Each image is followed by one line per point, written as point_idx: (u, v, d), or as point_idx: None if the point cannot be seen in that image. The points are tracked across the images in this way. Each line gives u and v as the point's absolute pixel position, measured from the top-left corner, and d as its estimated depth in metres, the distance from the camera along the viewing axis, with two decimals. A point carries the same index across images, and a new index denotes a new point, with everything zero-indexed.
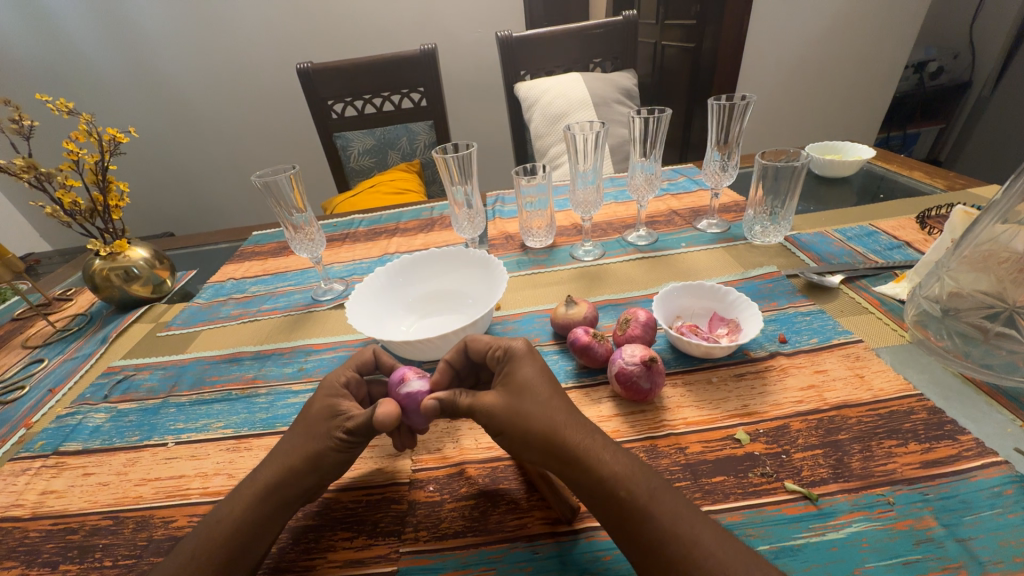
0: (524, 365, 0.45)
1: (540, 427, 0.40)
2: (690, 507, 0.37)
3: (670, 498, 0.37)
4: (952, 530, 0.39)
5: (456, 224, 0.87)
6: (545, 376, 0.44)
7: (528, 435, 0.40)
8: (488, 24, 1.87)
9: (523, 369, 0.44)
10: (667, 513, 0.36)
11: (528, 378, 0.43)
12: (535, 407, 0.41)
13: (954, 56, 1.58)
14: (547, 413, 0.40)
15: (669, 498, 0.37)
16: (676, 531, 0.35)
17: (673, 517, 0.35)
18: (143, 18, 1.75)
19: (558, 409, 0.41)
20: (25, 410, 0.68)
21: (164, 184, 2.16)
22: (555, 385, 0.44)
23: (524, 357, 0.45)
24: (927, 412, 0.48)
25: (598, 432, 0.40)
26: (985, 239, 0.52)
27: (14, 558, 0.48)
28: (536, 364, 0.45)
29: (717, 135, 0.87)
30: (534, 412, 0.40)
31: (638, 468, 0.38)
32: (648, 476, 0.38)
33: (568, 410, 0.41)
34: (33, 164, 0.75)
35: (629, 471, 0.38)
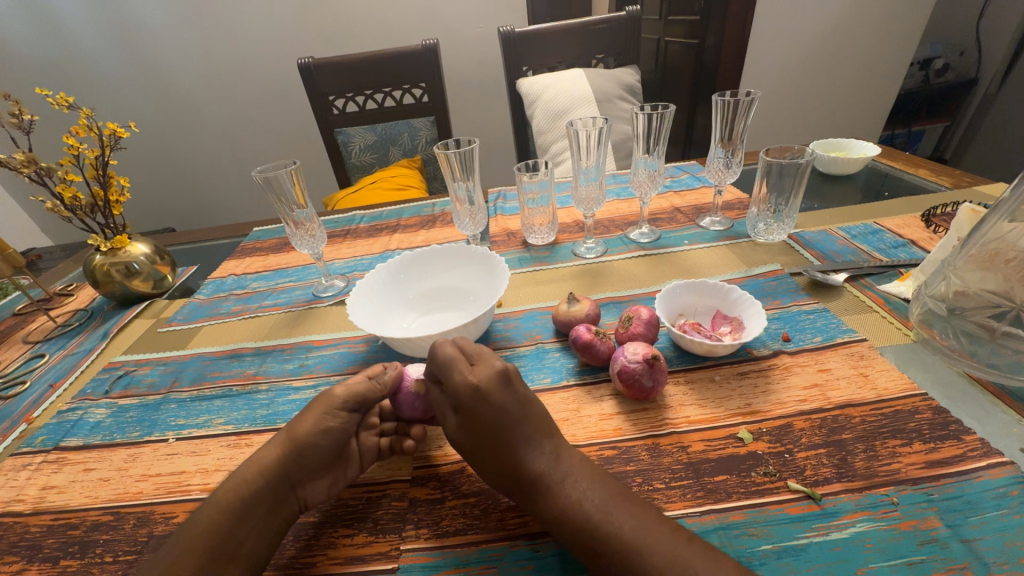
0: (473, 405, 0.44)
1: (492, 467, 0.43)
2: (648, 530, 0.38)
3: (619, 525, 0.38)
4: (957, 531, 0.38)
5: (458, 221, 0.86)
6: (496, 414, 0.43)
7: (487, 473, 0.44)
8: (490, 20, 1.86)
9: (472, 409, 0.44)
10: (615, 544, 0.37)
11: (482, 419, 0.43)
12: (487, 449, 0.43)
13: (961, 52, 1.57)
14: (498, 453, 0.42)
15: (616, 526, 0.38)
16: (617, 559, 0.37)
17: (620, 546, 0.37)
18: (143, 11, 1.74)
19: (508, 447, 0.42)
20: (26, 404, 0.68)
21: (164, 179, 2.15)
22: (515, 417, 0.43)
23: (472, 398, 0.44)
24: (932, 411, 0.48)
25: (552, 465, 0.42)
26: (993, 237, 0.51)
27: (15, 553, 0.48)
28: (488, 403, 0.43)
29: (721, 132, 0.87)
30: (486, 454, 0.43)
31: (588, 499, 0.39)
32: (596, 508, 0.39)
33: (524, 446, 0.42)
34: (33, 158, 0.74)
35: (574, 506, 0.39)
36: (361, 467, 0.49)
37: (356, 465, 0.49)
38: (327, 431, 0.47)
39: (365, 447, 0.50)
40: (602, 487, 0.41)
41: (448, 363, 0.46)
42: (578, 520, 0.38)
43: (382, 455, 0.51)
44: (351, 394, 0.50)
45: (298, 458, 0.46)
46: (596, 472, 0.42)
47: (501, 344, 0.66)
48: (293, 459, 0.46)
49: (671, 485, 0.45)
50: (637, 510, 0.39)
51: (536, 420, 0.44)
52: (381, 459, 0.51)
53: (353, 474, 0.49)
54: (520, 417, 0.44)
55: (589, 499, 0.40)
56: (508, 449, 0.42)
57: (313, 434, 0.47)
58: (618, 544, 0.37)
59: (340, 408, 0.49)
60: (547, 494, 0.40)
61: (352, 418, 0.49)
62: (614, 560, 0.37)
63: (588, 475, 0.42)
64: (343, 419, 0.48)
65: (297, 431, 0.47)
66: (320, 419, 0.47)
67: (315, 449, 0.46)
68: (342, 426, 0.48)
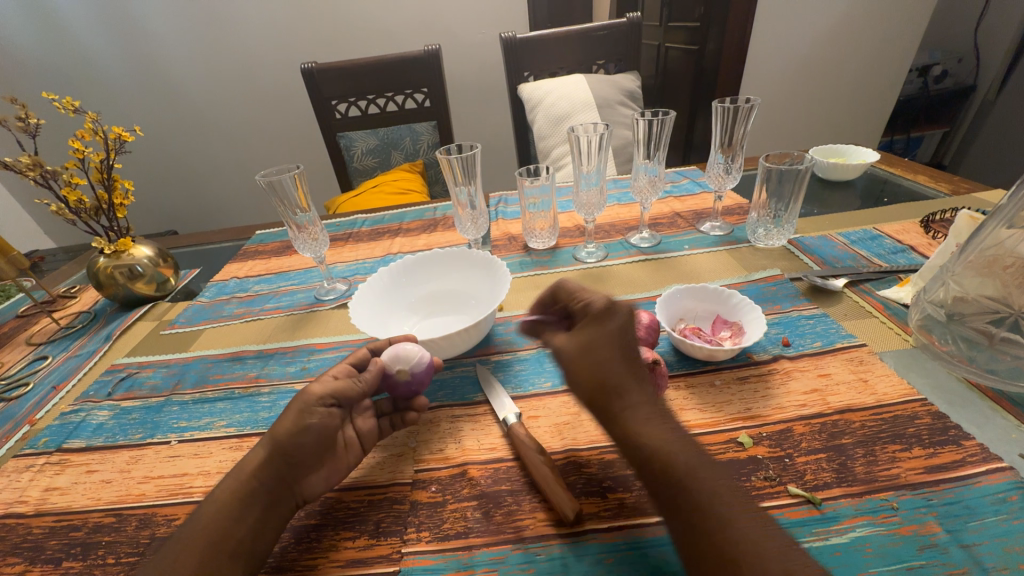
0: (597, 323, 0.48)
1: (589, 378, 0.45)
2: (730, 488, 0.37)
3: (706, 473, 0.37)
4: (956, 536, 0.38)
5: (459, 225, 0.87)
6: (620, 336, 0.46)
7: (587, 391, 0.45)
8: (492, 25, 1.88)
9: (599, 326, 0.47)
10: (697, 483, 0.36)
11: (604, 337, 0.46)
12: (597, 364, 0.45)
13: (959, 59, 1.63)
14: (602, 366, 0.45)
15: (703, 474, 0.37)
16: (695, 496, 0.36)
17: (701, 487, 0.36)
18: (148, 16, 1.75)
19: (613, 367, 0.44)
20: (29, 406, 0.68)
21: (167, 182, 2.16)
22: (627, 347, 0.46)
23: (604, 316, 0.48)
24: (932, 417, 0.48)
25: (647, 400, 0.43)
26: (991, 244, 0.52)
27: (17, 554, 0.48)
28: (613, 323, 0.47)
29: (722, 138, 0.87)
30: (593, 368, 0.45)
31: (675, 441, 0.39)
32: (682, 451, 0.39)
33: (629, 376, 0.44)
34: (39, 161, 0.75)
35: (663, 440, 0.39)
36: (363, 448, 0.52)
37: (356, 451, 0.51)
38: (308, 426, 0.47)
39: (366, 429, 0.52)
40: (693, 442, 0.40)
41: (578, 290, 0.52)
42: (663, 452, 0.38)
43: (383, 433, 0.54)
44: None
45: (286, 455, 0.46)
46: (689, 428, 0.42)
47: (502, 348, 0.67)
48: (280, 455, 0.46)
49: None
50: (718, 470, 0.38)
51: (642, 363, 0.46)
52: (382, 437, 0.54)
53: (354, 460, 0.50)
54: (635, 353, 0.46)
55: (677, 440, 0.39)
56: (611, 369, 0.44)
57: (294, 428, 0.47)
58: (698, 484, 0.36)
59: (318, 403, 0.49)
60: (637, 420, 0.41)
61: (333, 413, 0.50)
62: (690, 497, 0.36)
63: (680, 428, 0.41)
64: (321, 415, 0.49)
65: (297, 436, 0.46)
66: (301, 413, 0.48)
67: (300, 442, 0.47)
68: (324, 421, 0.49)
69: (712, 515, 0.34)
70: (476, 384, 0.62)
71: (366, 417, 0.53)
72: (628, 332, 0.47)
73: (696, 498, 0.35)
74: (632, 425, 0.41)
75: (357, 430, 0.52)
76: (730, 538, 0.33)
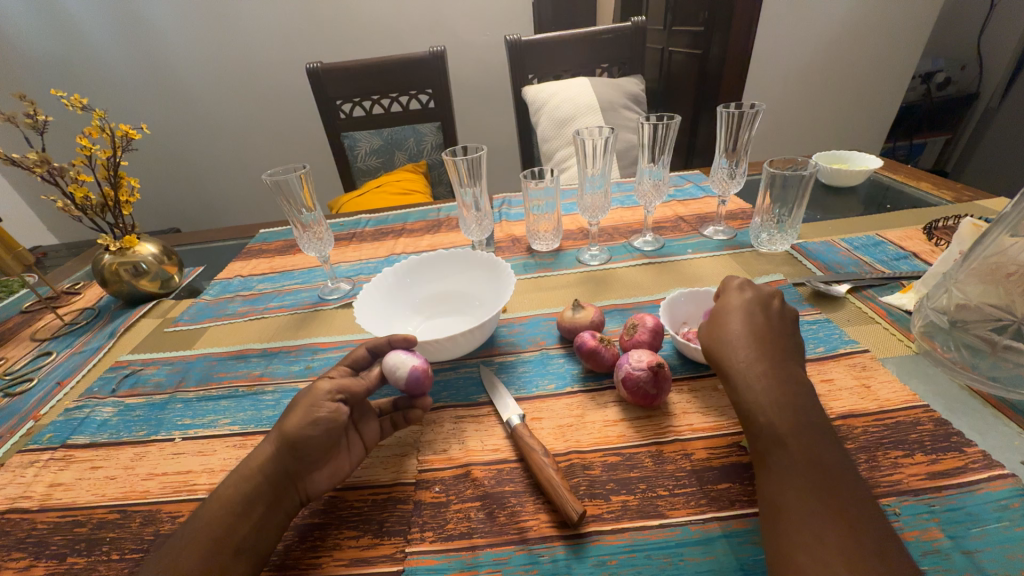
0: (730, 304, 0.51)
1: (712, 341, 0.50)
2: (838, 466, 0.39)
3: (814, 446, 0.39)
4: (958, 543, 0.39)
5: (464, 226, 0.87)
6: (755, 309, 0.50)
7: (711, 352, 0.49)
8: (497, 28, 1.88)
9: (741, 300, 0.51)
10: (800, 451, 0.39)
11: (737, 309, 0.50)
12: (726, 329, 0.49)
13: (963, 67, 1.59)
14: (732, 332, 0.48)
15: (812, 448, 0.39)
16: (796, 455, 0.39)
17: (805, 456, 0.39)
18: (154, 14, 1.76)
19: (742, 333, 0.48)
20: (33, 402, 0.69)
21: (170, 179, 2.17)
22: (756, 327, 0.48)
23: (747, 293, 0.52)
24: (934, 423, 0.48)
25: (766, 370, 0.45)
26: (994, 251, 0.52)
27: (22, 549, 0.48)
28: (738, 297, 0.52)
29: (726, 143, 0.87)
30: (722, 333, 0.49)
31: (791, 414, 0.41)
32: (795, 424, 0.41)
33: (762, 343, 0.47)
34: (46, 158, 0.75)
35: (780, 405, 0.42)
36: (365, 448, 0.52)
37: (358, 450, 0.51)
38: (316, 419, 0.46)
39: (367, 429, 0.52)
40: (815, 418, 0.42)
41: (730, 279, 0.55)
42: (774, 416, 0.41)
43: (384, 433, 0.54)
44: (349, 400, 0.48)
45: (292, 450, 0.45)
46: (813, 398, 0.43)
47: (506, 350, 0.67)
48: (286, 450, 0.45)
49: (676, 492, 0.45)
50: (832, 450, 0.40)
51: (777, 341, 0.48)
52: (384, 437, 0.54)
53: (356, 460, 0.50)
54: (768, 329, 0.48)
55: (795, 409, 0.42)
56: (740, 338, 0.48)
57: (302, 423, 0.46)
58: (805, 455, 0.39)
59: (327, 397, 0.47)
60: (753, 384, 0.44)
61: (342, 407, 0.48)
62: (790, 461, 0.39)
63: (807, 401, 0.43)
64: (331, 408, 0.47)
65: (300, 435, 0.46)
66: (309, 407, 0.47)
67: (307, 437, 0.45)
68: (333, 415, 0.47)
69: (809, 480, 0.37)
70: (479, 385, 0.62)
71: (369, 417, 0.53)
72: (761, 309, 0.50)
73: (793, 461, 0.39)
74: (743, 381, 0.44)
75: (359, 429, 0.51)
76: (811, 509, 0.36)
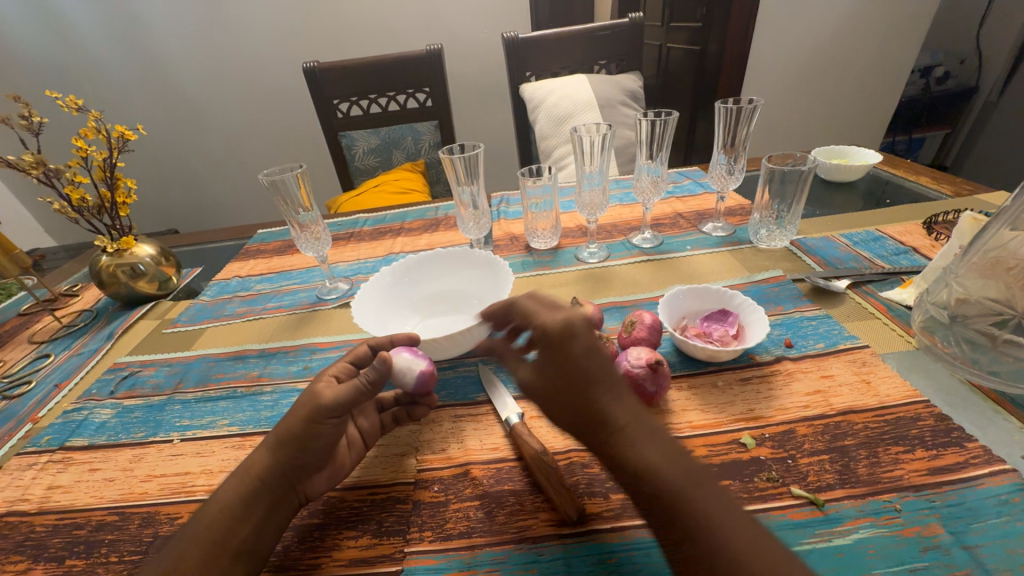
0: (559, 344, 0.42)
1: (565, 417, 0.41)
2: (738, 519, 0.31)
3: (699, 500, 0.32)
4: (959, 538, 0.38)
5: (462, 225, 0.87)
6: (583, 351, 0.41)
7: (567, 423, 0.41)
8: (495, 25, 1.88)
9: (560, 348, 0.42)
10: (689, 517, 0.31)
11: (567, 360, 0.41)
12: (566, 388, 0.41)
13: (962, 61, 1.57)
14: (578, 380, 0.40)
15: (696, 501, 0.32)
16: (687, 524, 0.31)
17: (698, 520, 0.31)
18: (149, 14, 1.75)
19: (589, 378, 0.39)
20: (31, 404, 0.69)
21: (168, 180, 2.16)
22: (595, 362, 0.40)
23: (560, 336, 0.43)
24: (935, 419, 0.48)
25: (634, 418, 0.37)
26: (995, 245, 0.52)
27: (20, 552, 0.48)
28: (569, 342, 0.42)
29: (724, 139, 0.87)
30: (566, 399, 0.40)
31: (668, 465, 0.34)
32: (677, 476, 0.33)
33: (603, 391, 0.39)
34: (42, 160, 0.75)
35: (656, 463, 0.34)
36: (366, 446, 0.53)
37: (359, 449, 0.52)
38: (318, 432, 0.47)
39: (368, 426, 0.53)
40: (690, 459, 0.34)
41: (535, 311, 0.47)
42: (653, 482, 0.33)
43: (385, 428, 0.55)
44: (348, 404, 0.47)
45: (293, 459, 0.46)
46: (667, 436, 0.36)
47: None
48: (287, 458, 0.46)
49: None
50: (722, 495, 0.32)
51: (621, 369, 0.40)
52: (385, 433, 0.55)
53: (357, 459, 0.51)
54: (599, 367, 0.40)
55: (673, 468, 0.34)
56: (596, 385, 0.39)
57: (303, 435, 0.46)
58: (697, 520, 0.31)
59: (328, 414, 0.47)
60: (621, 450, 0.36)
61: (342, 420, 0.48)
62: (688, 538, 0.31)
63: (673, 439, 0.36)
64: (332, 423, 0.47)
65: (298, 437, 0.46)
66: (310, 420, 0.46)
67: (309, 447, 0.46)
68: (333, 428, 0.48)
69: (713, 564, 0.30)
70: (478, 384, 0.62)
71: (368, 415, 0.55)
72: (590, 347, 0.41)
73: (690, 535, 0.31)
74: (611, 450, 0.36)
75: (360, 428, 0.53)
76: None
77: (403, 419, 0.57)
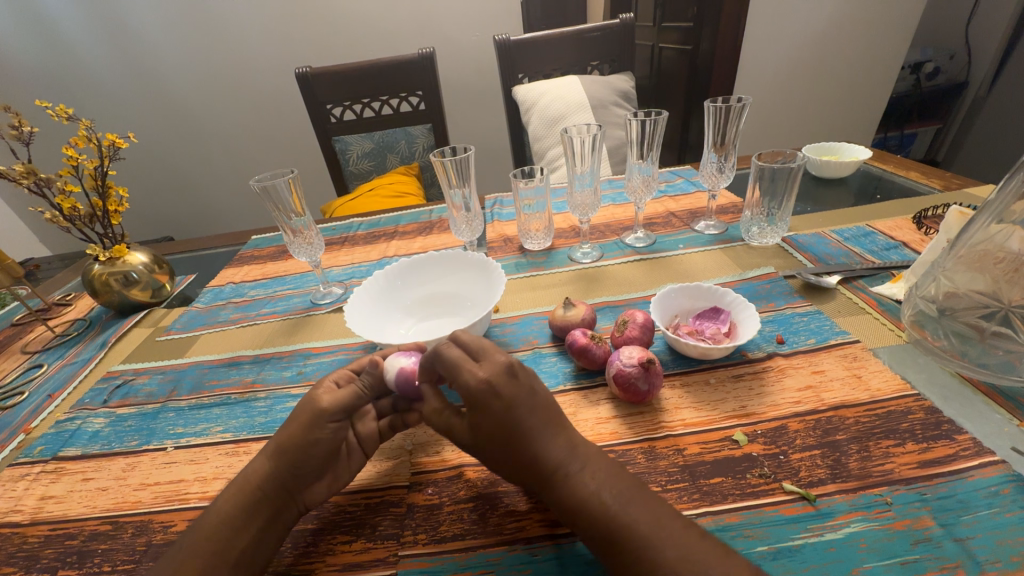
0: (481, 407, 0.42)
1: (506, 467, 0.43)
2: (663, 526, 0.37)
3: (634, 521, 0.37)
4: (950, 530, 0.39)
5: (455, 227, 0.87)
6: (507, 410, 0.41)
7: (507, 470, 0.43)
8: (486, 27, 1.88)
9: (484, 406, 0.42)
10: (628, 537, 0.36)
11: (494, 419, 0.42)
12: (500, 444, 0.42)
13: (951, 56, 1.58)
14: (511, 435, 0.41)
15: (632, 521, 0.37)
16: (627, 547, 0.36)
17: (635, 540, 0.36)
18: (141, 21, 1.75)
19: (524, 428, 0.41)
20: (24, 415, 0.68)
21: (161, 187, 2.16)
22: (525, 412, 0.42)
23: (481, 397, 0.42)
24: (925, 412, 0.48)
25: (570, 455, 0.41)
26: (981, 238, 0.52)
27: (12, 563, 0.48)
28: (497, 399, 0.42)
29: (714, 137, 0.87)
30: (501, 453, 0.42)
31: (604, 490, 0.39)
32: (611, 499, 0.38)
33: (539, 437, 0.41)
34: (33, 169, 0.75)
35: (592, 493, 0.38)
36: (365, 453, 0.51)
37: (358, 457, 0.51)
38: (318, 438, 0.47)
39: (367, 433, 0.52)
40: (620, 480, 0.40)
41: (455, 364, 0.44)
42: (593, 512, 0.38)
43: (383, 436, 0.54)
44: (340, 404, 0.49)
45: (293, 469, 0.46)
46: (602, 462, 0.41)
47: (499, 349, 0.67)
48: (287, 466, 0.45)
49: (668, 488, 0.45)
50: (650, 504, 0.38)
51: (549, 409, 0.43)
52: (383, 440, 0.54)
53: (356, 467, 0.50)
54: (531, 410, 0.42)
55: (613, 499, 0.38)
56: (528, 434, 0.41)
57: (302, 442, 0.46)
58: (634, 538, 0.36)
59: (329, 419, 0.48)
60: (564, 488, 0.39)
61: (340, 425, 0.49)
62: (626, 556, 0.36)
63: (609, 460, 0.42)
64: (330, 429, 0.47)
65: (290, 444, 0.46)
66: (310, 429, 0.47)
67: (309, 457, 0.46)
68: (332, 434, 0.48)
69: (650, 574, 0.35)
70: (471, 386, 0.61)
71: (368, 422, 0.53)
72: (515, 400, 0.42)
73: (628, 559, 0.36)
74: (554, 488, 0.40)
75: (359, 434, 0.51)
76: None
77: (400, 425, 0.54)
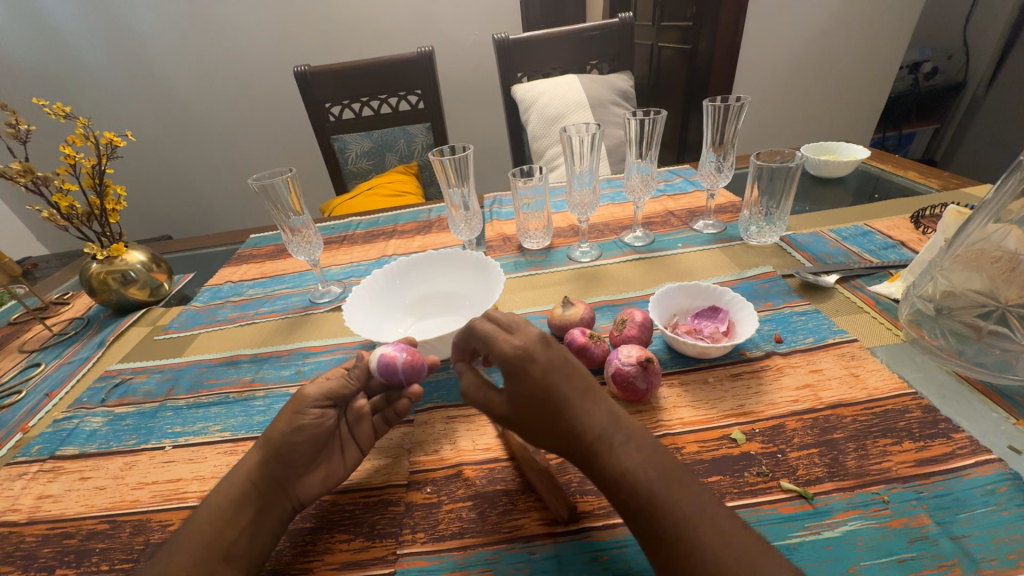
0: (520, 373, 0.42)
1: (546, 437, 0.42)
2: (703, 506, 0.36)
3: (675, 497, 0.36)
4: (946, 528, 0.39)
5: (453, 226, 0.86)
6: (545, 375, 0.41)
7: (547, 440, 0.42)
8: (485, 27, 1.88)
9: (522, 372, 0.42)
10: (667, 513, 0.35)
11: (533, 386, 0.41)
12: (540, 411, 0.41)
13: (949, 56, 1.58)
14: (550, 404, 0.41)
15: (672, 497, 0.36)
16: (665, 523, 0.35)
17: (676, 517, 0.35)
18: (138, 19, 1.75)
19: (564, 397, 0.41)
20: (21, 414, 0.68)
21: (159, 186, 2.15)
22: (563, 380, 0.41)
23: (518, 363, 0.42)
24: (922, 410, 0.48)
25: (613, 426, 0.40)
26: (977, 238, 0.53)
27: (10, 562, 0.48)
28: (535, 365, 0.42)
29: (713, 137, 0.88)
30: (541, 421, 0.42)
31: (644, 464, 0.37)
32: (653, 473, 0.37)
33: (578, 406, 0.41)
34: (30, 168, 0.74)
35: (634, 466, 0.37)
36: (360, 450, 0.51)
37: (353, 453, 0.50)
38: (302, 426, 0.47)
39: (361, 429, 0.51)
40: (664, 456, 0.38)
41: (490, 336, 0.44)
42: (634, 483, 0.37)
43: (378, 432, 0.53)
44: (324, 391, 0.49)
45: (281, 460, 0.46)
46: (644, 435, 0.40)
47: None
48: (274, 456, 0.46)
49: None
50: (692, 484, 0.37)
51: (587, 379, 0.43)
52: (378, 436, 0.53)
53: (351, 463, 0.50)
54: (569, 379, 0.42)
55: (655, 471, 0.37)
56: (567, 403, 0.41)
57: (287, 431, 0.47)
58: (673, 515, 0.35)
59: (310, 405, 0.48)
60: (606, 457, 0.39)
61: (324, 413, 0.49)
62: (666, 531, 0.35)
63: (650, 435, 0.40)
64: (315, 416, 0.48)
65: (276, 435, 0.47)
66: (293, 418, 0.47)
67: (296, 449, 0.46)
68: (315, 422, 0.48)
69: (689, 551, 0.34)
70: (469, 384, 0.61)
71: (361, 421, 0.52)
72: (552, 366, 0.42)
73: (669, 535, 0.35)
74: (597, 457, 0.39)
75: (352, 430, 0.51)
76: None
77: (394, 419, 0.53)
